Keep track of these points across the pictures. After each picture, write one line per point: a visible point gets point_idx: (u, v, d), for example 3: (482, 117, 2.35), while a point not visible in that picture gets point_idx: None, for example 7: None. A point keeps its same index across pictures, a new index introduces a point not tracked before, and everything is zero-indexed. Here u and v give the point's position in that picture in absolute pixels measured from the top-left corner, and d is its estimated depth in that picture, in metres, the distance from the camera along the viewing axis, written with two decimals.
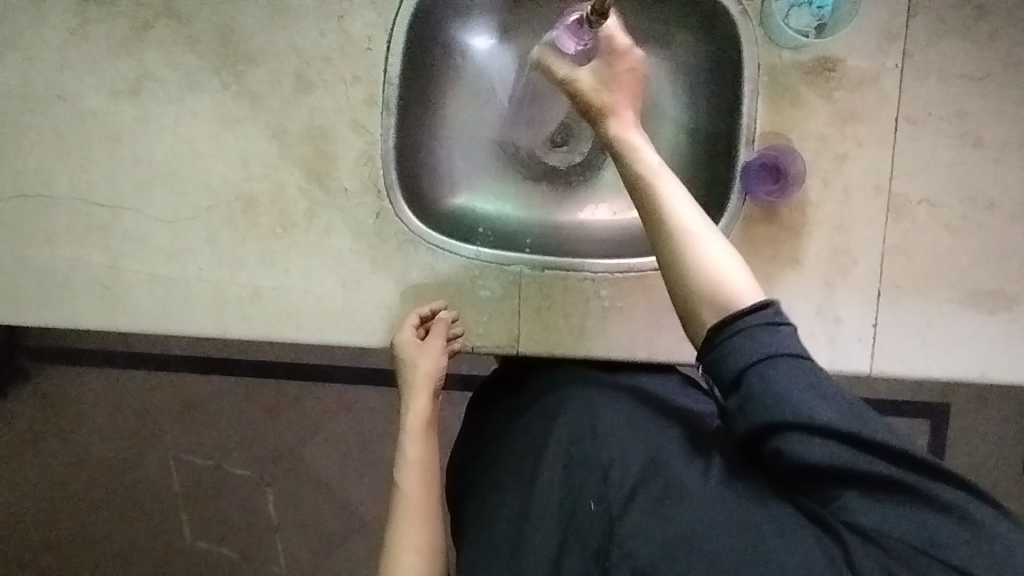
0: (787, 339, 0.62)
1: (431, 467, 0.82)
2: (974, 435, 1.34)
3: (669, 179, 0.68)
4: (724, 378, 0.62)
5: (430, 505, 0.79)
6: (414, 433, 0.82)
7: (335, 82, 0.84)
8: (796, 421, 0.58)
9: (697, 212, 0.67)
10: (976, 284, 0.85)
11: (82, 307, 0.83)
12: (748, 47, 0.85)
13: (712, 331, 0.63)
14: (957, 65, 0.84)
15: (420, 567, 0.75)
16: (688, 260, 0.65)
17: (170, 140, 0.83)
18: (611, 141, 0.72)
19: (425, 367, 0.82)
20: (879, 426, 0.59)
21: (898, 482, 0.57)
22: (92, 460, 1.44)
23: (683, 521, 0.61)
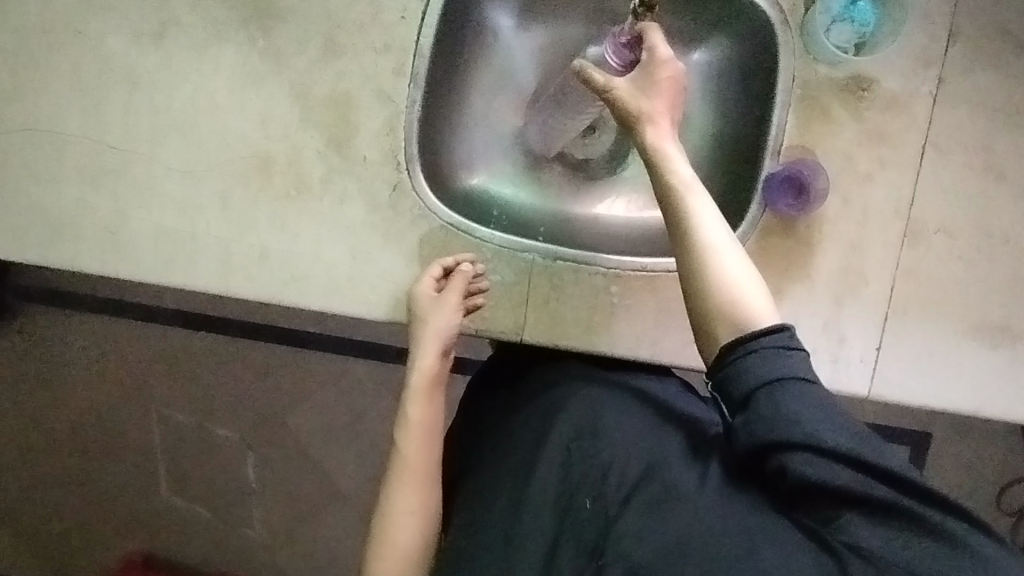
0: (800, 363, 0.61)
1: (433, 429, 0.78)
2: (961, 470, 1.33)
3: (701, 195, 0.67)
4: (732, 397, 0.61)
5: (428, 469, 0.76)
6: (417, 393, 0.79)
7: (363, 47, 0.82)
8: (802, 440, 0.57)
9: (725, 231, 0.66)
10: (984, 319, 0.82)
11: (85, 250, 0.83)
12: (786, 56, 0.83)
13: (724, 350, 0.62)
14: (995, 95, 0.81)
15: (413, 531, 0.74)
16: (710, 279, 0.64)
17: (190, 90, 0.82)
18: (646, 149, 0.70)
19: (436, 324, 0.79)
20: (887, 454, 0.58)
21: (901, 508, 0.55)
22: (84, 404, 1.45)
23: (681, 528, 0.60)
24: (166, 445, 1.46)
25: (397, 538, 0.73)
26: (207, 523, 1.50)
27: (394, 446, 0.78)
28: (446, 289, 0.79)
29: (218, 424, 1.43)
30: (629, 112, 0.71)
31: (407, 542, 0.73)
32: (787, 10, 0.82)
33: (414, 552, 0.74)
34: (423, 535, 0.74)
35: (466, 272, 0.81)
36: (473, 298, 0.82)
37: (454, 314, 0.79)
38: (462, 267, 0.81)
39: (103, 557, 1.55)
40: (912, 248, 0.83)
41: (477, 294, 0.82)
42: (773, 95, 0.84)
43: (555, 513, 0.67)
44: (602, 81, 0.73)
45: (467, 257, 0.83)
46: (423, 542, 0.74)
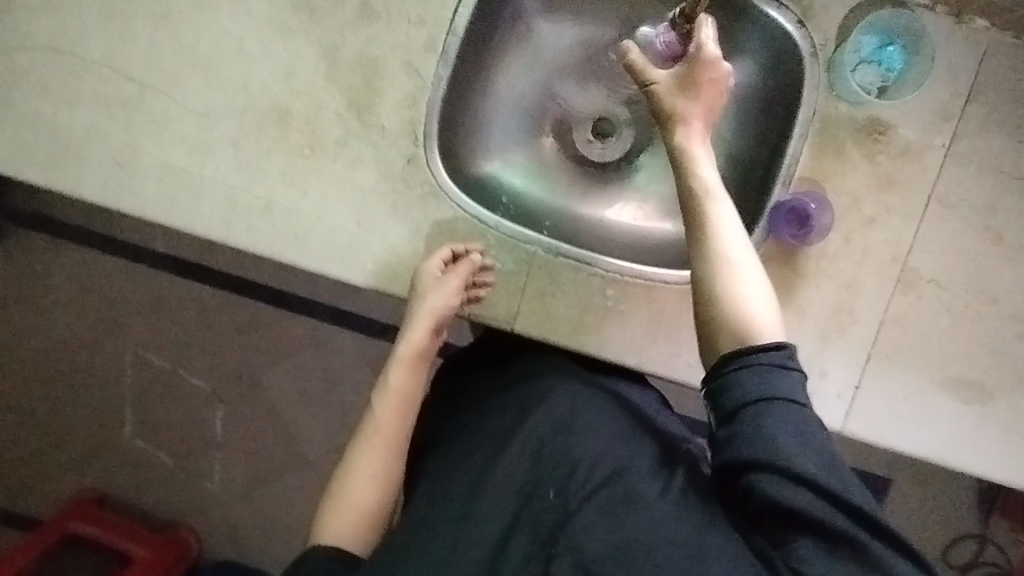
0: (793, 385, 0.61)
1: (411, 402, 0.79)
2: (911, 520, 1.36)
3: (723, 203, 0.68)
4: (719, 407, 0.63)
5: (398, 439, 0.77)
6: (403, 360, 0.79)
7: (398, 16, 0.82)
8: (779, 461, 0.58)
9: (743, 242, 0.67)
10: (960, 374, 0.84)
11: (88, 177, 0.82)
12: (810, 89, 0.84)
13: (722, 360, 0.64)
14: (1004, 159, 0.83)
15: (370, 494, 0.74)
16: (722, 287, 0.65)
17: (219, 34, 0.81)
18: (676, 149, 0.70)
19: (434, 303, 0.80)
20: (856, 489, 0.59)
21: (854, 540, 0.56)
22: (59, 335, 1.43)
23: (636, 532, 0.60)
24: (137, 387, 1.45)
25: (354, 496, 0.74)
26: (167, 470, 1.49)
27: (370, 408, 0.78)
28: (450, 271, 0.79)
29: (193, 373, 1.42)
30: (665, 108, 0.71)
31: (363, 502, 0.74)
32: (818, 45, 0.83)
33: (368, 515, 0.74)
34: (378, 501, 0.74)
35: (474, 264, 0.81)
36: (476, 290, 0.82)
37: (454, 299, 0.79)
38: (472, 259, 0.81)
39: (55, 490, 1.54)
40: (902, 296, 0.84)
41: (480, 287, 0.82)
42: (791, 127, 0.86)
43: (517, 497, 0.66)
44: (642, 70, 0.73)
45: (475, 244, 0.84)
46: (378, 508, 0.74)
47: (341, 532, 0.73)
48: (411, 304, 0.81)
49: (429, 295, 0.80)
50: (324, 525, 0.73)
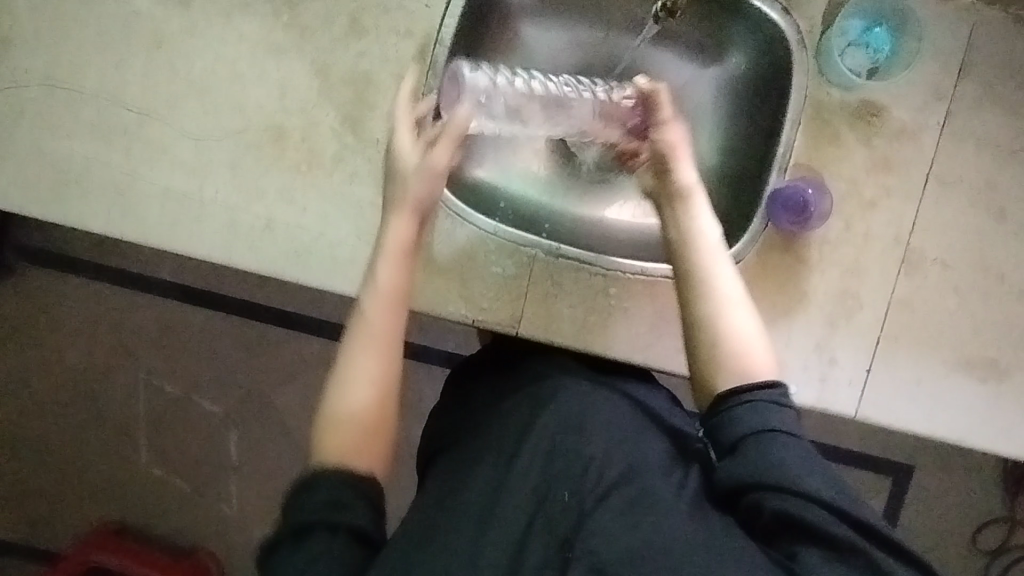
0: (791, 418, 0.64)
1: (404, 299, 0.70)
2: (935, 506, 1.35)
3: (719, 250, 0.70)
4: (721, 441, 0.65)
5: (394, 339, 0.69)
6: (391, 257, 0.70)
7: (386, 30, 0.83)
8: (787, 482, 0.59)
9: (736, 285, 0.69)
10: (973, 352, 0.84)
11: (90, 208, 0.83)
12: (799, 76, 0.84)
13: (719, 399, 0.66)
14: (1000, 133, 0.83)
15: (373, 398, 0.66)
16: (720, 329, 0.67)
17: (212, 58, 0.83)
18: (675, 192, 0.72)
19: (416, 189, 0.70)
20: (869, 512, 0.59)
21: (869, 558, 0.56)
22: (71, 368, 1.45)
23: (652, 533, 0.59)
24: (152, 414, 1.45)
25: (353, 410, 0.66)
26: (185, 498, 1.49)
27: (358, 309, 0.70)
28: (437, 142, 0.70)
29: (206, 398, 1.43)
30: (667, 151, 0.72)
31: (365, 414, 0.66)
32: (805, 32, 0.84)
33: (374, 423, 0.66)
34: (381, 409, 0.67)
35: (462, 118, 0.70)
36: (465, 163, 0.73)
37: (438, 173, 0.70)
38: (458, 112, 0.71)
39: (75, 524, 1.54)
40: (908, 278, 0.84)
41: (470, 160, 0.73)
42: (783, 116, 0.85)
43: (533, 500, 0.64)
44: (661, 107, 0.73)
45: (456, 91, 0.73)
46: (382, 415, 0.67)
47: (345, 449, 0.65)
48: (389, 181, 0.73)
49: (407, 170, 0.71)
50: (325, 445, 0.65)
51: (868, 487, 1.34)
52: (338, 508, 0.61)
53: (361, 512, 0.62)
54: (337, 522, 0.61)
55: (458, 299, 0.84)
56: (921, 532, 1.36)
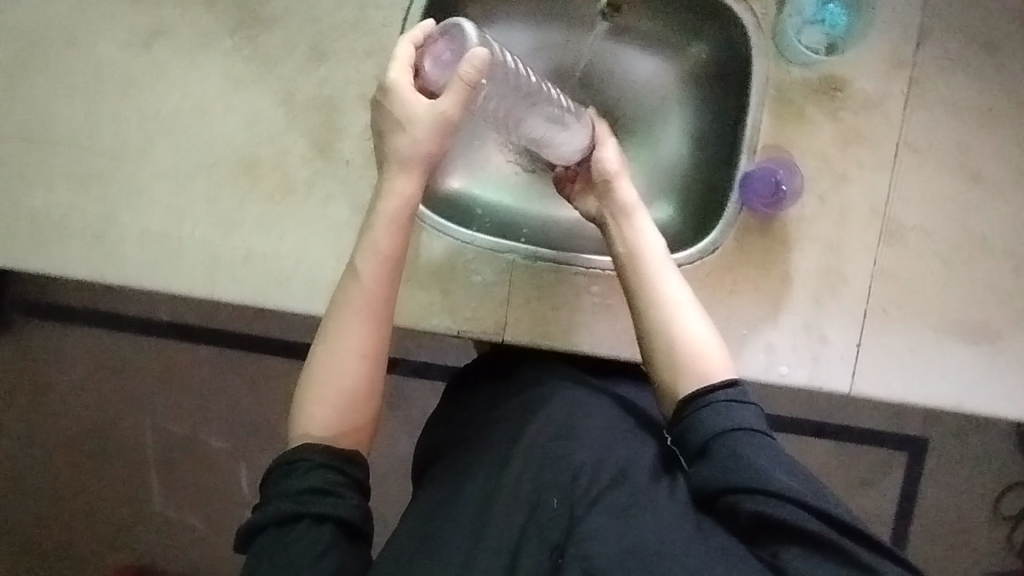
0: (754, 416, 0.67)
1: (397, 268, 0.71)
2: (950, 476, 1.33)
3: (665, 261, 0.74)
4: (690, 446, 0.68)
5: (382, 311, 0.70)
6: (388, 219, 0.69)
7: (346, 53, 0.84)
8: (758, 481, 0.62)
9: (685, 293, 0.73)
10: (963, 316, 0.83)
11: (71, 255, 0.83)
12: (759, 59, 0.84)
13: (682, 404, 0.69)
14: (965, 95, 0.83)
15: (361, 373, 0.69)
16: (674, 335, 0.71)
17: (178, 96, 0.84)
18: (617, 211, 0.77)
19: (417, 143, 0.67)
20: (839, 506, 0.62)
21: (839, 546, 0.58)
22: (76, 417, 1.45)
23: (643, 532, 0.59)
24: (160, 455, 1.46)
25: (338, 385, 0.69)
26: (200, 536, 1.49)
27: (351, 269, 0.70)
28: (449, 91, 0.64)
29: (212, 435, 1.43)
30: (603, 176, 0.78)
31: (353, 388, 0.69)
32: (760, 15, 0.84)
33: (361, 399, 0.69)
34: (368, 385, 0.70)
35: (479, 60, 0.62)
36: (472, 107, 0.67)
37: (447, 121, 0.65)
38: (471, 52, 0.62)
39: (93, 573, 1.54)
40: (889, 247, 0.83)
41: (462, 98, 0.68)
42: (747, 99, 0.86)
43: (526, 505, 0.64)
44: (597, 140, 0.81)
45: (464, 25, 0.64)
46: (368, 392, 0.70)
47: (331, 425, 0.68)
48: (383, 126, 0.68)
49: (412, 114, 0.65)
50: (309, 419, 0.68)
51: (882, 463, 1.33)
52: (322, 495, 0.64)
53: (345, 499, 0.64)
54: (321, 509, 0.63)
55: (442, 311, 0.84)
56: (939, 503, 1.34)
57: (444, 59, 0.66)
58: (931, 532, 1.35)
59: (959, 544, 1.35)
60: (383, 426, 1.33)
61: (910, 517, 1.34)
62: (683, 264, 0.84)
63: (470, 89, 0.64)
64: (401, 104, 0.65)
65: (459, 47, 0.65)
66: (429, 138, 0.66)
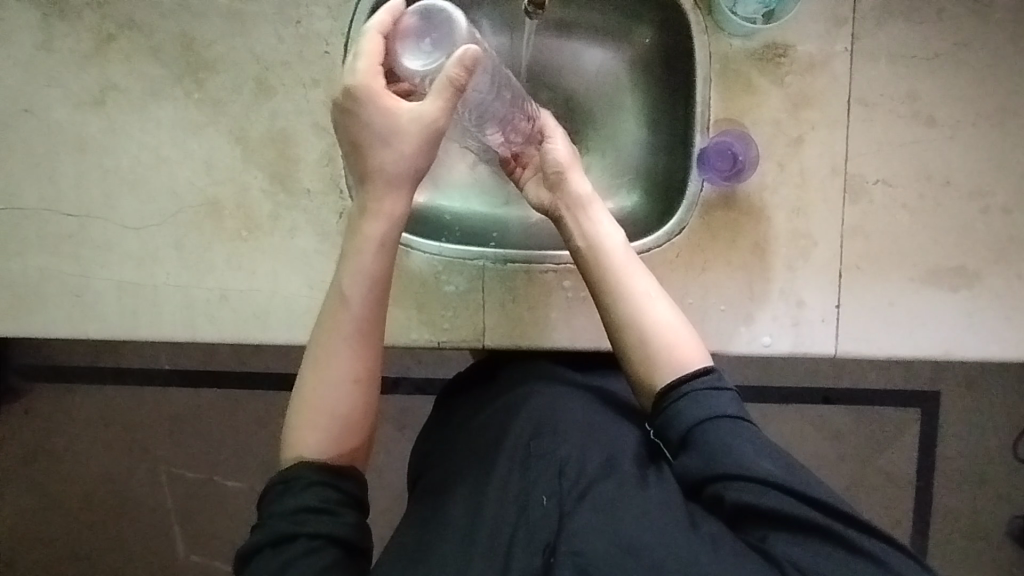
0: (730, 402, 0.68)
1: (385, 284, 0.72)
2: (963, 425, 1.32)
3: (626, 252, 0.75)
4: (671, 439, 0.68)
5: (372, 328, 0.71)
6: (370, 241, 0.69)
7: (292, 84, 0.85)
8: (738, 469, 0.62)
9: (652, 283, 0.74)
10: (938, 263, 0.82)
11: (52, 317, 0.85)
12: (698, 36, 0.84)
13: (661, 396, 0.70)
14: (908, 44, 0.83)
15: (354, 393, 0.70)
16: (645, 328, 0.71)
17: (136, 148, 0.85)
18: (574, 205, 0.78)
19: (390, 156, 0.66)
20: (823, 488, 0.62)
21: (822, 527, 0.58)
22: (88, 476, 1.46)
23: (632, 528, 0.59)
24: (177, 503, 1.47)
25: (333, 409, 0.69)
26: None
27: (335, 286, 0.71)
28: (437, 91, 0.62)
29: (225, 476, 1.44)
30: (553, 173, 0.80)
31: (345, 408, 0.69)
32: None
33: (355, 418, 0.70)
34: (360, 404, 0.70)
35: (468, 60, 0.60)
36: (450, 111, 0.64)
37: (433, 128, 0.64)
38: (459, 50, 0.60)
39: None
40: (854, 205, 0.83)
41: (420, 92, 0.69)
42: (693, 78, 0.86)
43: (515, 507, 0.63)
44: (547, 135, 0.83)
45: (445, 10, 0.61)
46: (362, 412, 0.70)
47: (325, 445, 0.68)
48: (360, 141, 0.66)
49: (396, 126, 0.64)
50: (301, 439, 0.69)
51: (894, 421, 1.31)
52: (318, 513, 0.64)
53: (340, 516, 0.65)
54: (317, 527, 0.63)
55: (419, 324, 0.84)
56: (956, 453, 1.33)
57: (419, 46, 0.63)
58: (953, 484, 1.33)
59: (983, 491, 1.34)
60: (391, 446, 1.33)
61: (931, 471, 1.33)
62: (654, 247, 0.84)
63: (458, 91, 0.62)
64: (382, 115, 0.64)
65: (439, 36, 0.62)
66: (415, 149, 0.65)
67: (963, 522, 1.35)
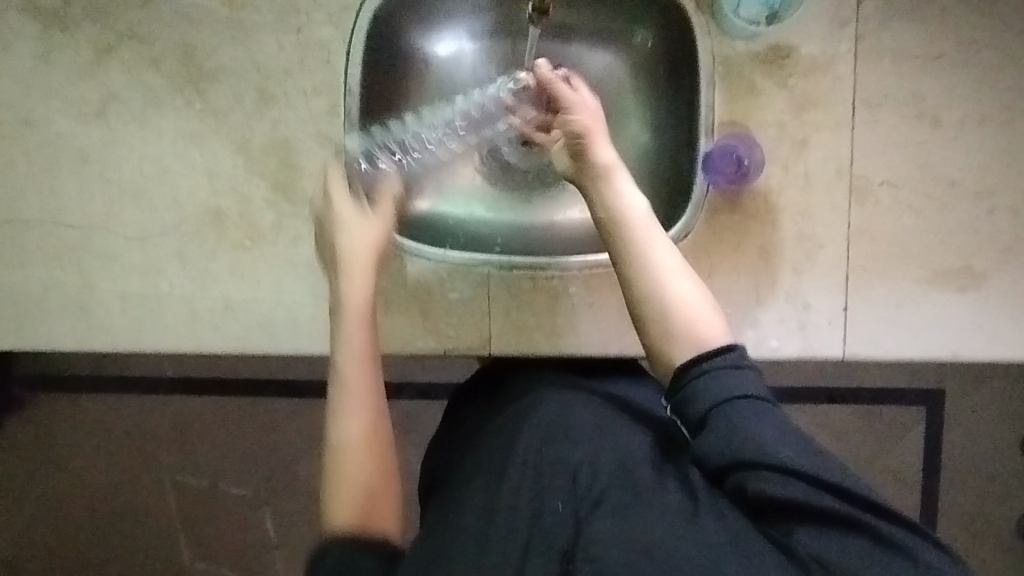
0: (750, 381, 0.66)
1: (372, 352, 0.73)
2: (968, 422, 1.32)
3: (651, 226, 0.72)
4: (691, 420, 0.67)
5: (375, 395, 0.72)
6: (353, 317, 0.72)
7: (294, 93, 0.85)
8: (761, 455, 0.61)
9: (674, 258, 0.72)
10: (945, 264, 0.82)
11: (56, 329, 0.85)
12: (701, 39, 0.84)
13: (680, 372, 0.68)
14: (913, 45, 0.82)
15: (370, 458, 0.70)
16: (665, 303, 0.70)
17: (138, 159, 0.85)
18: (599, 175, 0.74)
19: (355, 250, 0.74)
20: (845, 472, 0.61)
21: (846, 516, 0.58)
22: (92, 485, 1.46)
23: (646, 530, 0.59)
24: (182, 511, 1.46)
25: (359, 475, 0.69)
26: None
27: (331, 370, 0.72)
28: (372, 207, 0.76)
29: (229, 483, 1.44)
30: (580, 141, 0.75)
31: (365, 475, 0.69)
32: None
33: (377, 482, 0.69)
34: (378, 468, 0.70)
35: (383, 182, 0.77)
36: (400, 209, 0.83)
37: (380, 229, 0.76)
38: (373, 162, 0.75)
39: None
40: (860, 207, 0.83)
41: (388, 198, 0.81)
42: (697, 81, 0.85)
43: (527, 515, 0.64)
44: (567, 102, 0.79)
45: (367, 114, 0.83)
46: (382, 474, 0.70)
47: (354, 516, 0.67)
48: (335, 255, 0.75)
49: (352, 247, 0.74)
50: (332, 520, 0.68)
51: (900, 420, 1.31)
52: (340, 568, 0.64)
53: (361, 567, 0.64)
54: None
55: (425, 332, 0.84)
56: (962, 451, 1.32)
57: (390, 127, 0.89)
58: (959, 482, 1.33)
59: (990, 489, 1.33)
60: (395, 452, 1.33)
61: (936, 470, 1.32)
62: None
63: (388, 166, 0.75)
64: (342, 237, 0.74)
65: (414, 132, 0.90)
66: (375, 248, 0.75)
67: (969, 520, 1.34)
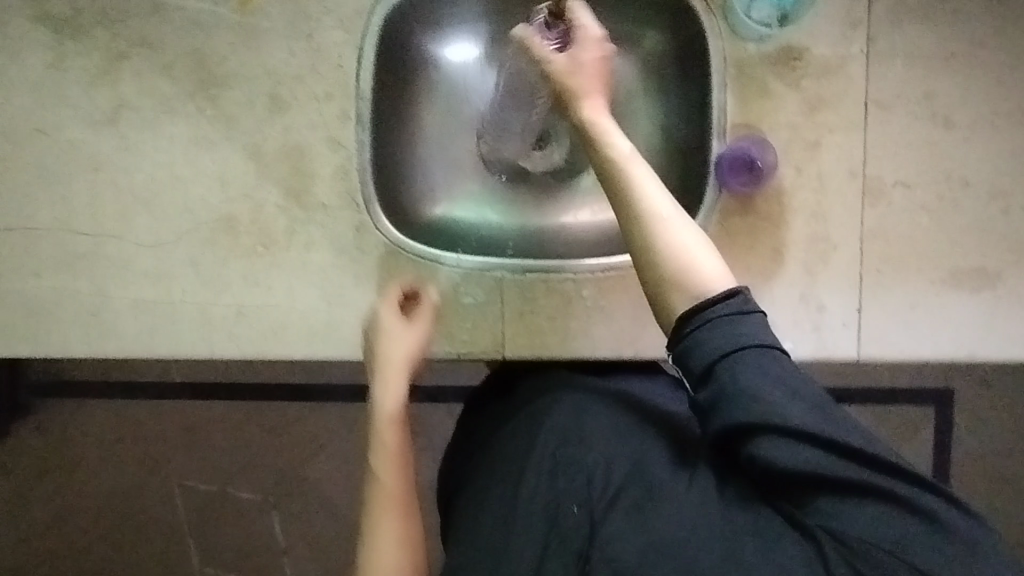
0: (757, 326, 0.61)
1: (405, 454, 0.76)
2: (978, 422, 1.31)
3: (639, 165, 0.66)
4: (692, 372, 0.62)
5: (406, 494, 0.75)
6: (387, 421, 0.76)
7: (306, 98, 0.85)
8: (770, 420, 0.57)
9: (669, 198, 0.65)
10: (959, 264, 0.82)
11: (69, 337, 0.85)
12: (713, 40, 0.84)
13: (680, 322, 0.63)
14: (925, 46, 0.82)
15: (400, 549, 0.72)
16: (660, 246, 0.63)
17: (149, 165, 0.85)
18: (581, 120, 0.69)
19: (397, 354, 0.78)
20: (858, 430, 0.58)
21: (863, 485, 0.56)
22: (101, 491, 1.46)
23: (664, 529, 0.59)
24: (191, 516, 1.46)
25: (389, 568, 0.71)
26: None
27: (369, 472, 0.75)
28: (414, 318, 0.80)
29: (238, 488, 1.44)
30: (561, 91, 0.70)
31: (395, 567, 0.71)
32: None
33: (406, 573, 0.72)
34: (409, 561, 0.72)
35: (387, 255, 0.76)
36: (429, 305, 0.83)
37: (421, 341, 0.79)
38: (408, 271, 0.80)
39: None
40: (873, 208, 0.82)
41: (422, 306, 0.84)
42: (708, 82, 0.85)
43: (545, 517, 0.64)
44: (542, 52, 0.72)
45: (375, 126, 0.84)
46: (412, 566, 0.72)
47: None
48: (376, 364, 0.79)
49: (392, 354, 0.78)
50: None
51: (910, 420, 1.31)
52: None
53: None
54: None
55: (438, 336, 0.84)
56: (972, 451, 1.32)
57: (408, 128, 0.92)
58: (969, 482, 1.33)
59: (1000, 489, 1.33)
60: None
61: (947, 469, 1.32)
62: None
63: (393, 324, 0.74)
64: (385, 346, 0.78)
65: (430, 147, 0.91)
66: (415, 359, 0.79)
67: None
